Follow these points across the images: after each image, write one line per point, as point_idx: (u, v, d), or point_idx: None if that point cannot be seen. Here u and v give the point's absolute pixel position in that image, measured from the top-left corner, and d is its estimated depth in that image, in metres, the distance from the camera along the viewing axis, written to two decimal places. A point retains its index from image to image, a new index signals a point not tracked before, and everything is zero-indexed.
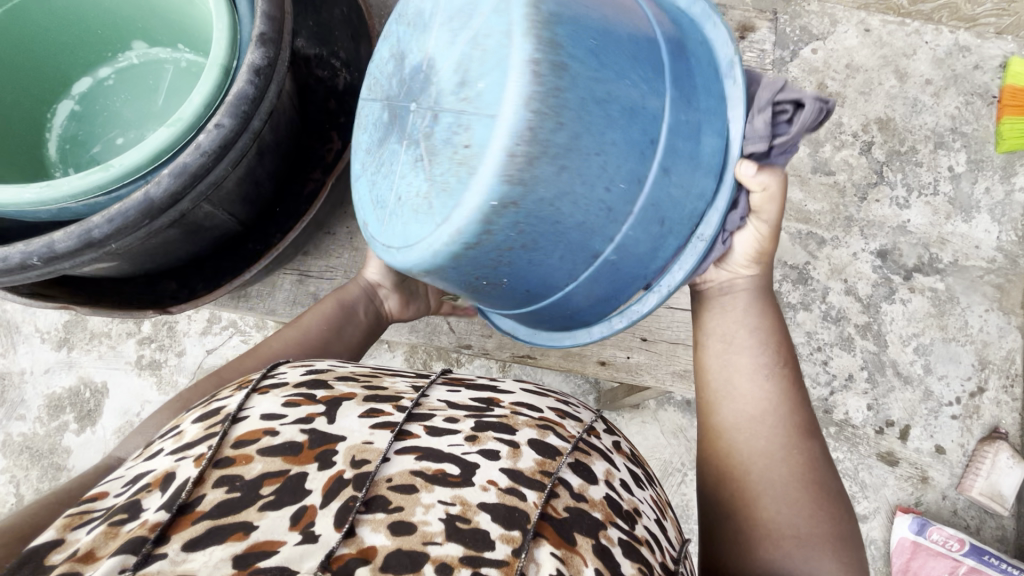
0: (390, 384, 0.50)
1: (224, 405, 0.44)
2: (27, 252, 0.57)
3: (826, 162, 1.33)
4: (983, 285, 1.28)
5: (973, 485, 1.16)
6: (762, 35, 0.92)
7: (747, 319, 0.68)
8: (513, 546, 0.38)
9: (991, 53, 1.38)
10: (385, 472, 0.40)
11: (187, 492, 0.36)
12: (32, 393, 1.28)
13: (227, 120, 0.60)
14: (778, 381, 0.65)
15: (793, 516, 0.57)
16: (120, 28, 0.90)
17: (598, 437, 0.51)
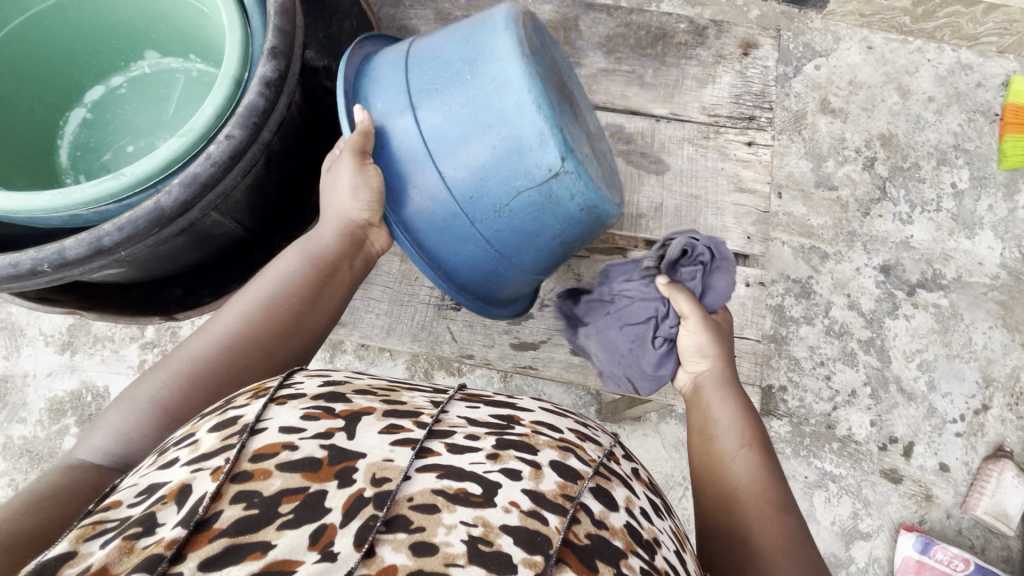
0: (409, 399, 0.49)
1: (241, 415, 0.41)
2: (38, 258, 0.58)
3: (829, 177, 1.33)
4: (987, 302, 1.27)
5: (978, 504, 1.15)
6: (765, 52, 0.93)
7: (724, 400, 0.70)
8: (535, 571, 0.37)
9: (993, 72, 1.40)
10: (406, 491, 0.39)
11: (205, 508, 0.35)
12: (34, 396, 1.28)
13: (238, 130, 0.61)
14: (763, 458, 0.64)
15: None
16: (133, 38, 0.92)
17: (617, 463, 0.51)
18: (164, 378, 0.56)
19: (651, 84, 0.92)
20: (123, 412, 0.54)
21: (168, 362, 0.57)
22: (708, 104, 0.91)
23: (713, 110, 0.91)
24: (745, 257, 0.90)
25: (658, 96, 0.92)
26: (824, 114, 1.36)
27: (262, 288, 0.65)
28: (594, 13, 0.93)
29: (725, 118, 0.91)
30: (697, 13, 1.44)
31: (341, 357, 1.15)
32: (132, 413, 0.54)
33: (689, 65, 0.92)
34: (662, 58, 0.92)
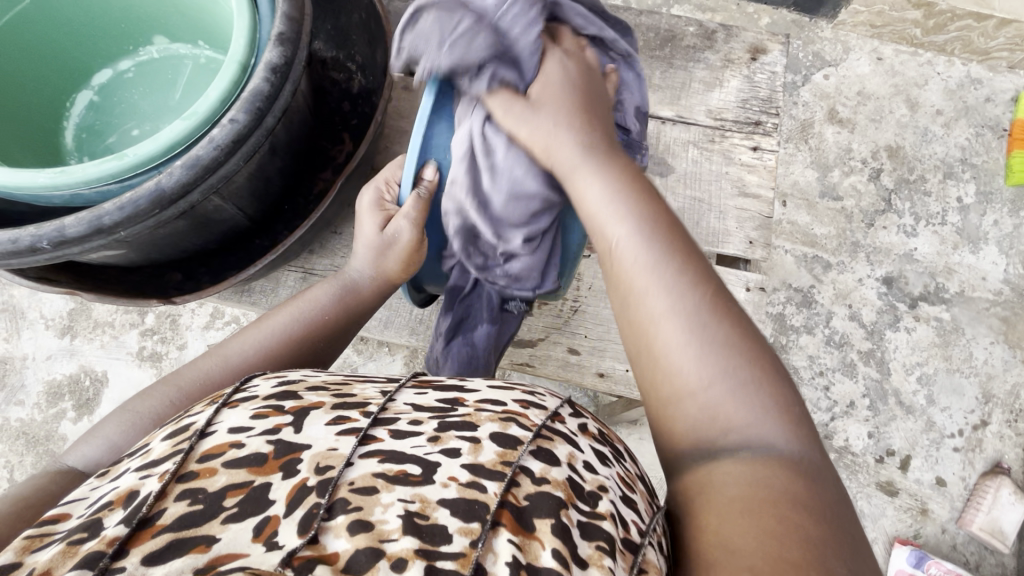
0: (359, 391, 0.51)
1: (193, 422, 0.45)
2: (38, 235, 0.58)
3: (834, 187, 1.33)
4: (988, 317, 1.27)
5: (973, 520, 1.14)
6: (773, 58, 0.92)
7: (576, 161, 0.54)
8: (470, 538, 0.39)
9: (1002, 88, 1.39)
10: (346, 477, 0.41)
11: (147, 507, 0.38)
12: (33, 379, 1.28)
13: (242, 116, 0.61)
14: (635, 222, 0.49)
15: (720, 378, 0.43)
16: (141, 23, 0.92)
17: (562, 423, 0.49)
18: (171, 396, 0.62)
19: (659, 86, 0.92)
20: (121, 423, 0.59)
21: (177, 379, 0.63)
22: (715, 108, 0.91)
23: (719, 114, 0.91)
24: (747, 261, 0.93)
25: (665, 99, 0.92)
26: (831, 124, 1.36)
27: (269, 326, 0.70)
28: None
29: (731, 122, 0.91)
30: (706, 19, 1.46)
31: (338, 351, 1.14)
32: (129, 427, 0.59)
33: (697, 68, 0.92)
34: (669, 61, 0.92)
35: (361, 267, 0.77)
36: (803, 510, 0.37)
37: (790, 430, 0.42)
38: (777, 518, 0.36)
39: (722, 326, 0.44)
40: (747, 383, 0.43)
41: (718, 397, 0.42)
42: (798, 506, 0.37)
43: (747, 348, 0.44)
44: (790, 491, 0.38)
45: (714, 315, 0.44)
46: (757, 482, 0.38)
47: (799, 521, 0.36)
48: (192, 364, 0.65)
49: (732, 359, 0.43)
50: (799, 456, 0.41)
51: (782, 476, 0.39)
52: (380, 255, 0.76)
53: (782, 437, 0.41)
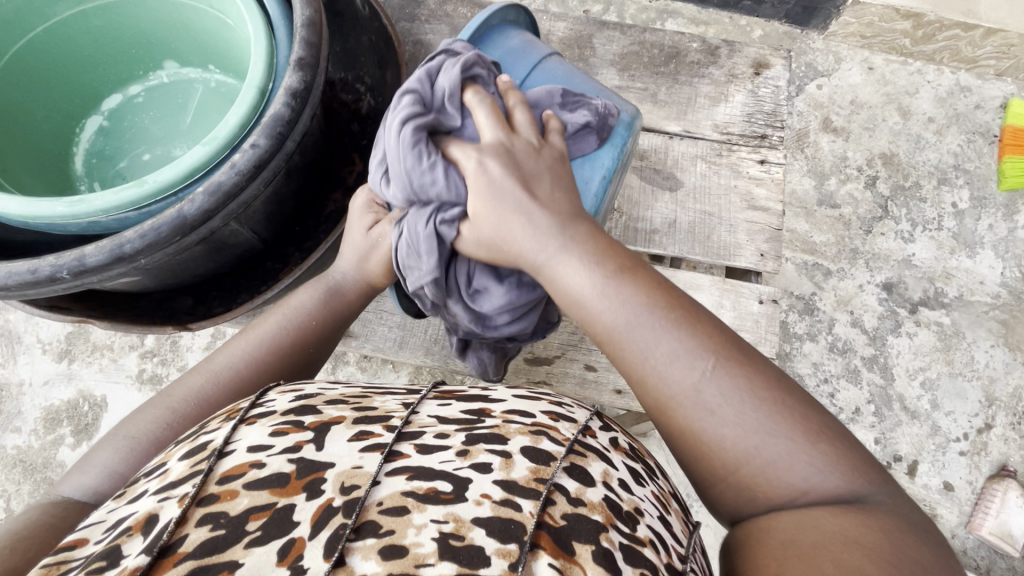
0: (380, 404, 0.52)
1: (210, 440, 0.46)
2: (57, 265, 0.57)
3: (831, 195, 1.34)
4: (987, 320, 1.28)
5: (982, 524, 1.14)
6: (776, 72, 0.94)
7: (563, 253, 0.59)
8: (509, 560, 0.39)
9: (991, 94, 1.42)
10: (374, 497, 0.41)
11: (168, 534, 0.38)
12: (30, 405, 1.26)
13: (263, 140, 0.61)
14: (628, 307, 0.55)
15: (725, 425, 0.50)
16: (152, 47, 0.92)
17: (593, 437, 0.51)
18: (167, 418, 0.61)
19: (665, 101, 0.93)
20: (118, 449, 0.58)
21: (167, 400, 0.63)
22: (721, 122, 0.93)
23: (725, 128, 0.92)
24: (757, 273, 0.93)
25: (672, 114, 0.93)
26: (826, 133, 1.38)
27: (253, 339, 0.69)
28: (607, 31, 0.95)
29: (738, 136, 0.92)
30: (700, 31, 1.48)
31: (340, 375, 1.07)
32: (126, 453, 0.58)
33: (701, 83, 0.93)
34: (674, 77, 0.94)
35: (342, 267, 0.76)
36: (866, 551, 0.42)
37: (841, 470, 0.48)
38: (837, 563, 0.41)
39: (731, 401, 0.50)
40: (781, 443, 0.48)
41: (759, 468, 0.48)
42: (858, 542, 0.43)
43: (771, 411, 0.49)
44: (846, 530, 0.44)
45: (721, 391, 0.50)
46: (812, 531, 0.44)
47: (863, 560, 0.41)
48: (180, 384, 0.64)
49: (755, 434, 0.49)
50: (858, 493, 0.47)
51: (830, 517, 0.45)
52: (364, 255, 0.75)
53: (821, 473, 0.47)
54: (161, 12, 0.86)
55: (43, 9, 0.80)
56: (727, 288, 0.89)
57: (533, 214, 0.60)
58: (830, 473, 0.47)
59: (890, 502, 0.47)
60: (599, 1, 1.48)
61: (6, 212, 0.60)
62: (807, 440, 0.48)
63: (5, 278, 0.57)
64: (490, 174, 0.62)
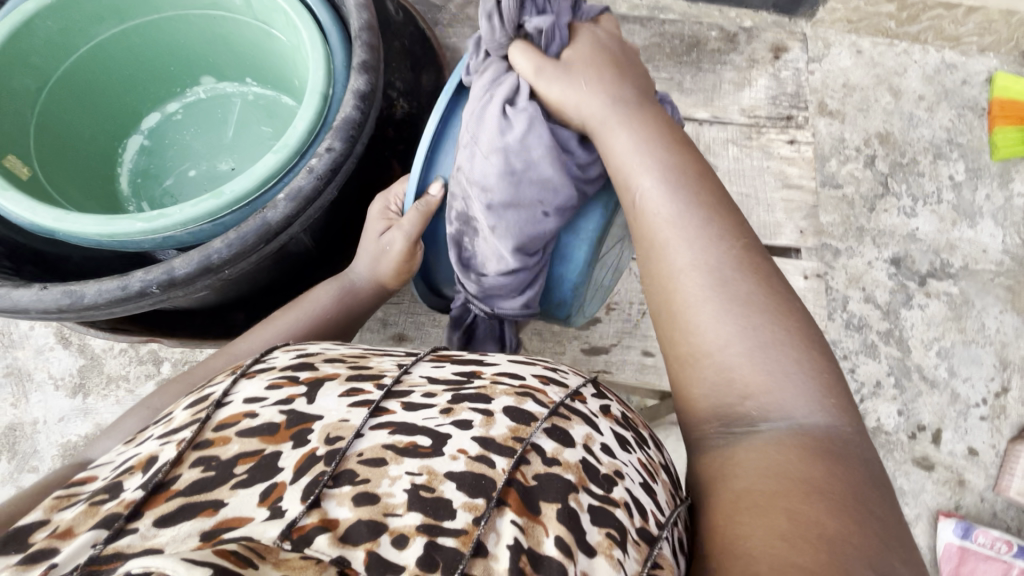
0: (375, 364, 0.57)
1: (211, 392, 0.52)
2: (149, 280, 0.64)
3: (833, 176, 1.38)
4: (994, 287, 1.31)
5: (1010, 485, 1.16)
6: (795, 55, 1.03)
7: (614, 126, 0.67)
8: (474, 515, 0.43)
9: (977, 69, 1.47)
10: (356, 448, 0.46)
11: (165, 472, 0.43)
12: (45, 443, 1.23)
13: (338, 143, 0.66)
14: (669, 192, 0.62)
15: (734, 315, 0.56)
16: (191, 66, 1.04)
17: (582, 402, 0.55)
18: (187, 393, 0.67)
19: (690, 89, 1.00)
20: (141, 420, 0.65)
21: (194, 378, 0.68)
22: (748, 106, 0.99)
23: (752, 111, 0.99)
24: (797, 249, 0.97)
25: (700, 101, 1.00)
26: (822, 117, 1.41)
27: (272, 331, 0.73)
28: (628, 25, 1.03)
29: (765, 119, 0.99)
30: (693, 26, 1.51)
31: None
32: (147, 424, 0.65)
33: (725, 70, 1.01)
34: (697, 65, 1.01)
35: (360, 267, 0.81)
36: (827, 502, 0.46)
37: (824, 407, 0.52)
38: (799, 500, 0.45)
39: (748, 287, 0.57)
40: (788, 350, 0.54)
41: (745, 367, 0.54)
42: (822, 488, 0.46)
43: (777, 316, 0.55)
44: (805, 474, 0.48)
45: (740, 271, 0.57)
46: (776, 477, 0.48)
47: (823, 512, 0.45)
48: (202, 366, 0.69)
49: (752, 328, 0.55)
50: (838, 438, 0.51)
51: (800, 459, 0.49)
52: (374, 260, 0.80)
53: (803, 409, 0.52)
54: (200, 29, 0.98)
55: (90, 31, 0.90)
56: (774, 266, 0.95)
57: (595, 92, 0.69)
58: (819, 412, 0.52)
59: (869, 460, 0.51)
60: None
61: (86, 233, 0.66)
62: (807, 358, 0.54)
63: (96, 297, 0.64)
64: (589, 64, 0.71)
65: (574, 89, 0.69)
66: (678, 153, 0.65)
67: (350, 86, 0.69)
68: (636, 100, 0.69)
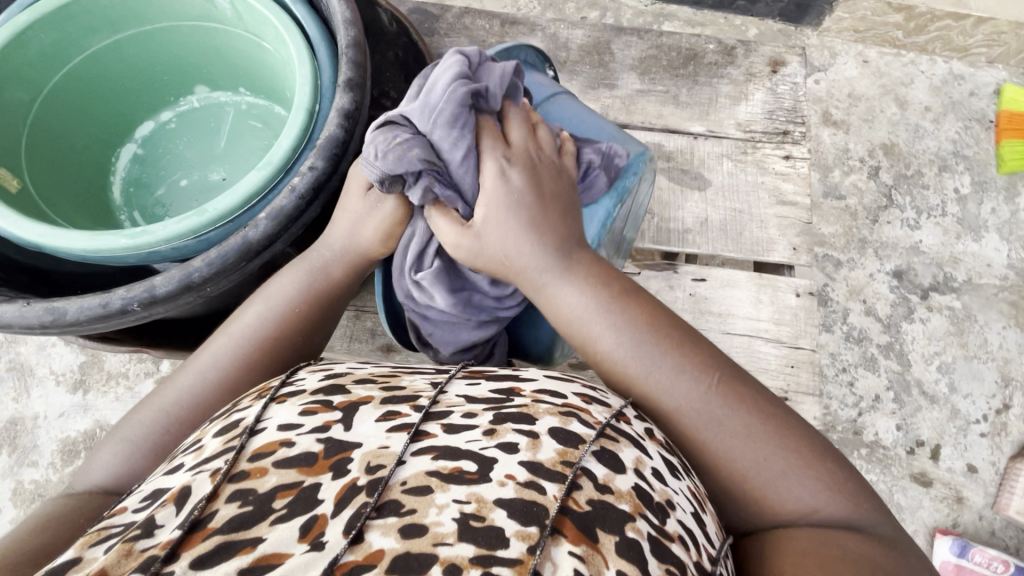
0: (408, 383, 0.57)
1: (242, 418, 0.51)
2: (129, 297, 0.65)
3: (836, 186, 1.36)
4: (998, 302, 1.30)
5: (1009, 504, 1.15)
6: (793, 69, 1.04)
7: (560, 282, 0.66)
8: (528, 543, 0.43)
9: (985, 81, 1.45)
10: (398, 476, 0.46)
11: (200, 508, 0.43)
12: (45, 438, 1.24)
13: (321, 162, 0.68)
14: (626, 335, 0.63)
15: (731, 445, 0.58)
16: (187, 74, 0.99)
17: (627, 424, 0.56)
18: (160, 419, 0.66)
19: (686, 102, 1.02)
20: (121, 449, 0.64)
21: (161, 399, 0.67)
22: (743, 120, 1.02)
23: (748, 126, 1.01)
24: (790, 266, 0.98)
25: (695, 115, 1.02)
26: (827, 126, 1.40)
27: (235, 340, 0.69)
28: (624, 37, 1.05)
29: (761, 133, 1.01)
30: (697, 32, 1.50)
31: None
32: (130, 453, 0.64)
33: (722, 83, 1.03)
34: (694, 78, 1.03)
35: (328, 251, 0.74)
36: (885, 574, 0.50)
37: (838, 494, 0.57)
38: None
39: (729, 421, 0.59)
40: (784, 462, 0.57)
41: (766, 482, 0.57)
42: (876, 568, 0.51)
43: (770, 431, 0.58)
44: (858, 559, 0.51)
45: (726, 407, 0.59)
46: (830, 553, 0.52)
47: None
48: (168, 385, 0.67)
49: (760, 450, 0.58)
50: (857, 519, 0.56)
51: (847, 541, 0.53)
52: (354, 228, 0.72)
53: (824, 504, 0.56)
54: (195, 39, 0.93)
55: (81, 41, 0.85)
56: (765, 282, 0.95)
57: (540, 241, 0.66)
58: (836, 503, 0.56)
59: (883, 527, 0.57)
60: (595, 8, 1.51)
61: (71, 248, 0.66)
62: (804, 465, 0.58)
63: (78, 314, 0.64)
64: (502, 197, 0.66)
65: (498, 237, 0.67)
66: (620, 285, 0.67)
67: (334, 103, 0.70)
68: (565, 215, 0.68)
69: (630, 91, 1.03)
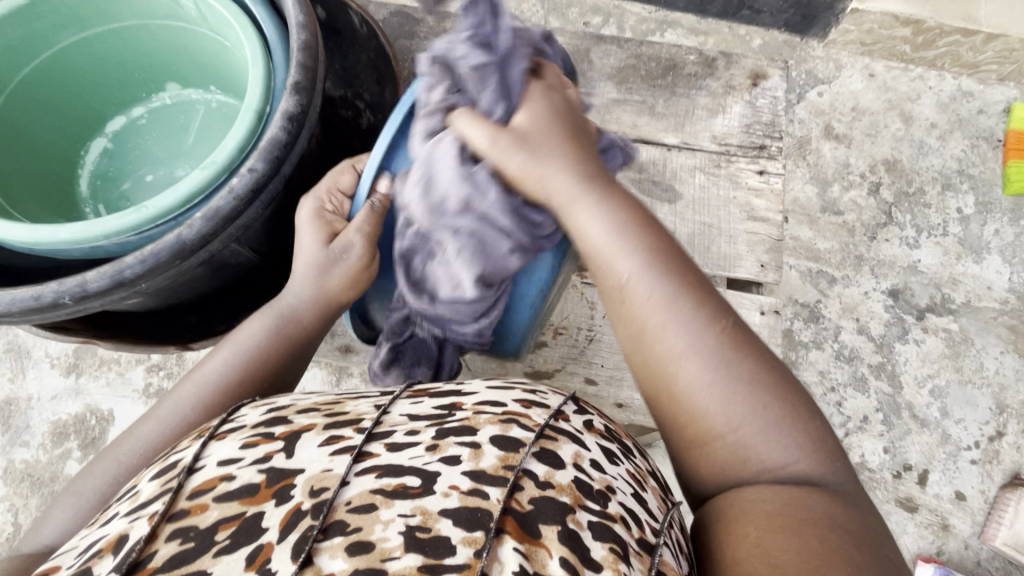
0: (352, 408, 0.55)
1: (179, 459, 0.50)
2: (60, 291, 0.65)
3: (834, 202, 1.34)
4: (996, 326, 1.27)
5: (996, 534, 1.12)
6: (773, 83, 1.05)
7: (584, 206, 0.61)
8: (474, 548, 0.42)
9: (994, 99, 1.42)
10: (343, 496, 0.44)
11: (137, 552, 0.41)
12: (38, 420, 1.27)
13: (261, 164, 0.69)
14: (632, 265, 0.58)
15: (726, 387, 0.54)
16: (156, 71, 1.01)
17: (566, 422, 0.53)
18: (112, 470, 0.63)
19: (662, 113, 1.03)
20: (70, 505, 0.61)
21: (118, 451, 0.64)
22: (720, 133, 1.03)
23: (724, 139, 1.03)
24: (757, 284, 1.01)
25: (670, 126, 1.03)
26: (828, 140, 1.38)
27: (196, 385, 0.68)
28: (604, 46, 1.06)
29: (737, 146, 1.03)
30: (700, 41, 1.49)
31: (347, 381, 1.09)
32: (78, 509, 0.61)
33: (699, 94, 1.04)
34: (672, 89, 1.04)
35: (293, 291, 0.75)
36: (841, 530, 0.47)
37: (814, 453, 0.53)
38: (819, 538, 0.46)
39: (734, 368, 0.54)
40: (771, 413, 0.53)
41: (748, 436, 0.53)
42: (841, 525, 0.47)
43: (760, 378, 0.54)
44: (821, 515, 0.48)
45: (730, 352, 0.55)
46: (790, 509, 0.48)
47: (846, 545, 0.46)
48: (127, 436, 0.65)
49: (749, 392, 0.54)
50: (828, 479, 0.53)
51: (815, 499, 0.50)
52: (318, 269, 0.74)
53: (799, 459, 0.53)
54: (163, 38, 0.95)
55: (49, 38, 0.87)
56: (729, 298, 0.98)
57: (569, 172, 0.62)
58: (813, 466, 0.53)
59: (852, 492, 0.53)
60: (599, 14, 1.50)
61: (13, 240, 0.68)
62: (788, 422, 0.54)
63: (9, 305, 0.65)
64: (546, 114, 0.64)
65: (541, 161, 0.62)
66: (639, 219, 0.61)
67: (280, 106, 0.70)
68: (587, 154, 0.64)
69: (605, 100, 1.05)
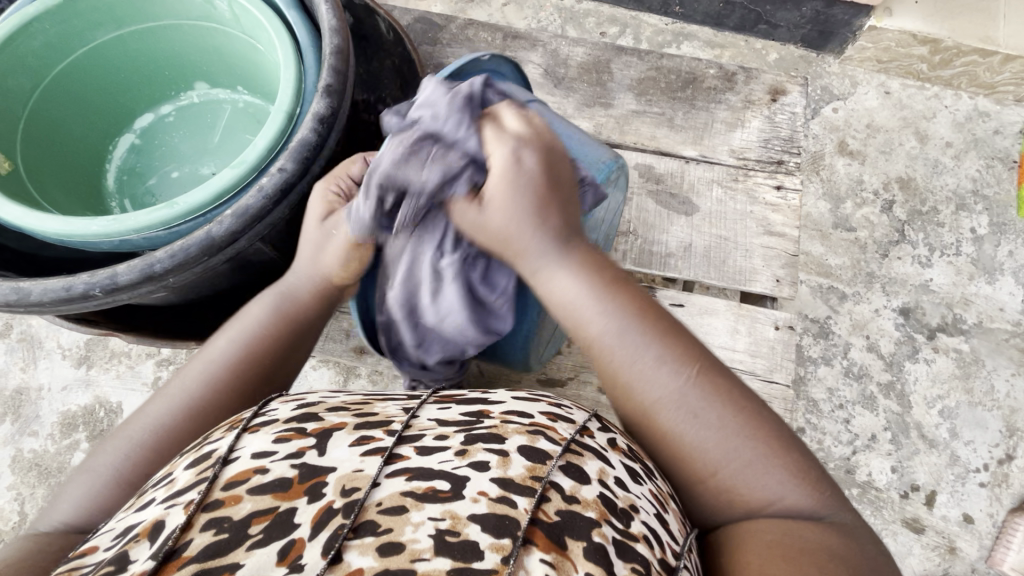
0: (380, 410, 0.56)
1: (215, 449, 0.49)
2: (91, 283, 0.67)
3: (847, 218, 1.33)
4: (1008, 348, 1.26)
5: (1004, 559, 1.10)
6: (792, 98, 1.06)
7: (559, 268, 0.61)
8: (501, 555, 0.42)
9: (1010, 120, 1.41)
10: (374, 498, 0.45)
11: (174, 539, 0.41)
12: (48, 410, 1.28)
13: (290, 165, 0.70)
14: (617, 321, 0.59)
15: (707, 427, 0.56)
16: (186, 71, 1.03)
17: (591, 437, 0.54)
18: (124, 449, 0.62)
19: (680, 126, 1.04)
20: (82, 484, 0.61)
21: (127, 431, 0.63)
22: (737, 147, 1.04)
23: (741, 153, 1.03)
24: (772, 298, 1.01)
25: (688, 139, 1.04)
26: (842, 156, 1.38)
27: (205, 364, 0.67)
28: (624, 57, 1.07)
29: (754, 161, 1.03)
30: (716, 54, 1.49)
31: (355, 381, 1.09)
32: (90, 487, 0.60)
33: (718, 108, 1.05)
34: (690, 102, 1.05)
35: (297, 271, 0.72)
36: (837, 563, 0.49)
37: (804, 485, 0.54)
38: (817, 568, 0.48)
39: (712, 407, 0.56)
40: (750, 449, 0.55)
41: (735, 473, 0.55)
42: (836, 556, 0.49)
43: (747, 423, 0.56)
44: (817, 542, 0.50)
45: (705, 397, 0.56)
46: (788, 538, 0.50)
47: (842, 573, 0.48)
48: (136, 416, 0.64)
49: (734, 438, 0.55)
50: (819, 510, 0.54)
51: (807, 531, 0.51)
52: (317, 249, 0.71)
53: (794, 494, 0.54)
54: (195, 38, 0.97)
55: (86, 34, 0.88)
56: (742, 313, 0.98)
57: (547, 219, 0.60)
58: (806, 498, 0.54)
59: (846, 521, 0.55)
60: (615, 24, 1.52)
61: (46, 230, 0.69)
62: (773, 456, 0.55)
63: (43, 295, 0.66)
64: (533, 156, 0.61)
65: (499, 213, 0.60)
66: (613, 275, 0.62)
67: (311, 108, 0.71)
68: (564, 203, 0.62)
69: (625, 111, 1.06)
